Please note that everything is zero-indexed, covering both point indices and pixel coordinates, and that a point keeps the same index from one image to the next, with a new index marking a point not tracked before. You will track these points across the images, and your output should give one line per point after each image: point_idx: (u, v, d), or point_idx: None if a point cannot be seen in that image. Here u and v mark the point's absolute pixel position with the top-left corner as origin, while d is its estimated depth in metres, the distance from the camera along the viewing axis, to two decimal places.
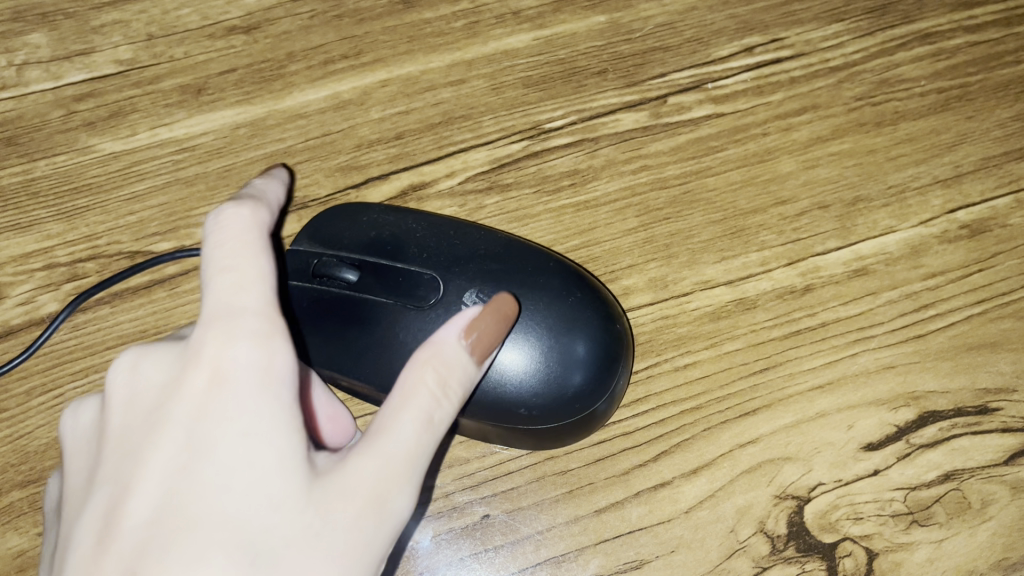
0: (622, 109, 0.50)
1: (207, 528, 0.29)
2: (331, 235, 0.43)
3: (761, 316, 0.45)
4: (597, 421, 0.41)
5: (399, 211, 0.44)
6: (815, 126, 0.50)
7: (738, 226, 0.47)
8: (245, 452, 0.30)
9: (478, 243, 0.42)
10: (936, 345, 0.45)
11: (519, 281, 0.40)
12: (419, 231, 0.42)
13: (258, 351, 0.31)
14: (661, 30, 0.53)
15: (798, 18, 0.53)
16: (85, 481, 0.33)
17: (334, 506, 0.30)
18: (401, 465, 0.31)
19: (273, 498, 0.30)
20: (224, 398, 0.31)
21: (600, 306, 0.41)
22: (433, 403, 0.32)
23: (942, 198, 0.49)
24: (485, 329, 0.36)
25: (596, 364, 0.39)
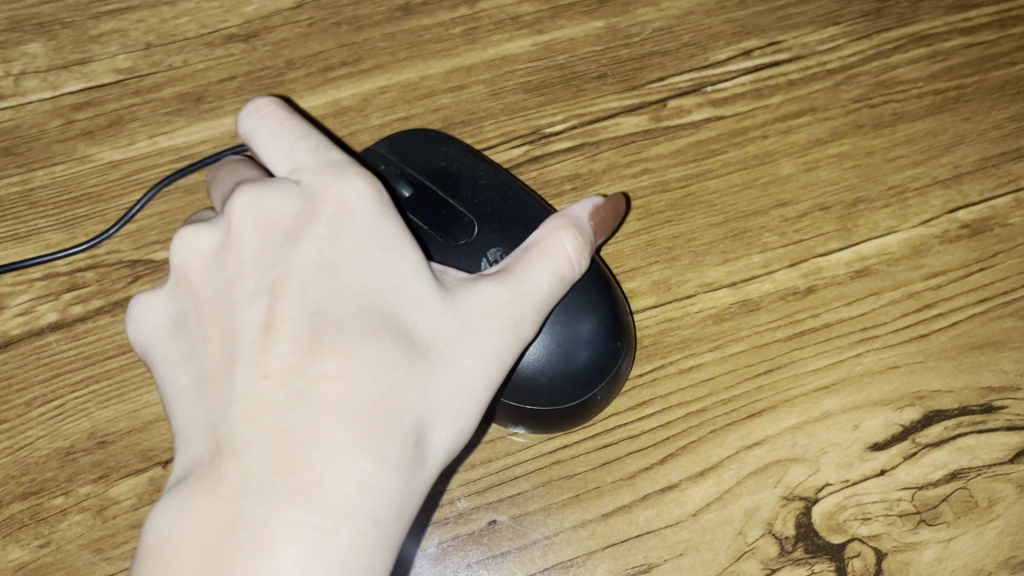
0: (621, 113, 0.50)
1: (373, 324, 0.32)
2: (407, 151, 0.45)
3: (764, 318, 0.45)
4: (569, 420, 0.41)
5: (479, 154, 0.45)
6: (814, 128, 0.51)
7: (740, 228, 0.47)
8: (390, 270, 0.34)
9: (525, 203, 0.42)
10: (940, 345, 0.45)
11: None
12: (483, 177, 0.43)
13: (373, 192, 0.36)
14: (659, 34, 0.53)
15: (795, 22, 0.54)
16: (212, 289, 0.34)
17: (482, 318, 0.34)
18: (532, 288, 0.35)
19: (421, 299, 0.34)
20: (357, 226, 0.35)
21: (610, 316, 0.41)
22: (567, 257, 0.37)
23: (941, 198, 0.49)
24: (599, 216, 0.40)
25: (595, 349, 0.40)
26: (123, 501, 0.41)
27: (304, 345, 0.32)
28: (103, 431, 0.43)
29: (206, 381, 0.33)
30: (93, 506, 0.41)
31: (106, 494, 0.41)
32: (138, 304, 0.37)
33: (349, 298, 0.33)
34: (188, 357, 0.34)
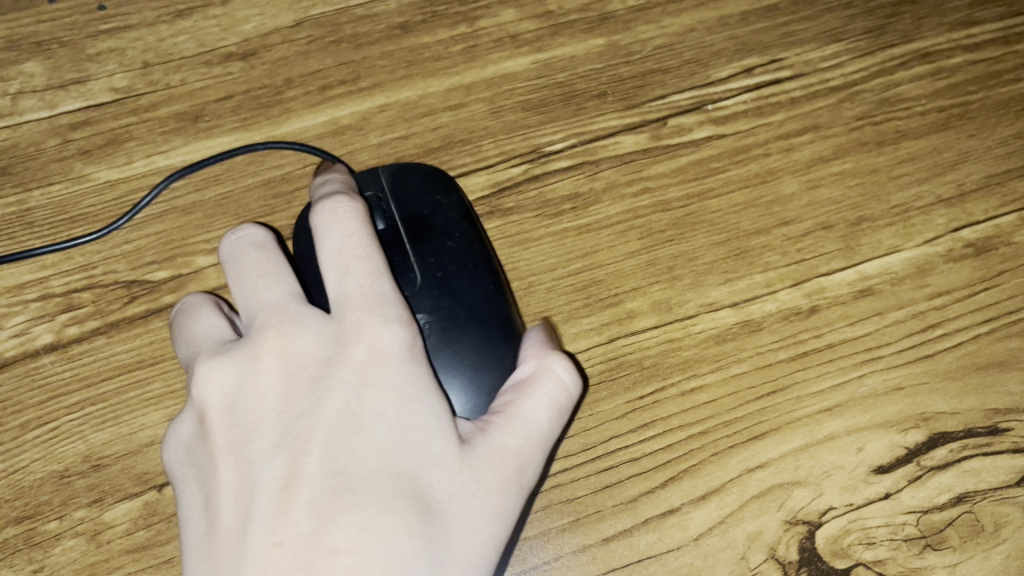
0: (622, 131, 0.50)
1: (389, 483, 0.33)
2: (399, 185, 0.44)
3: (767, 339, 0.45)
4: None
5: (468, 214, 0.44)
6: (816, 145, 0.50)
7: (741, 247, 0.47)
8: (414, 423, 0.34)
9: (473, 284, 0.42)
10: (945, 366, 0.45)
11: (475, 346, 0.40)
12: (449, 237, 0.43)
13: (406, 335, 0.36)
14: (660, 51, 0.52)
15: (798, 38, 0.53)
16: (230, 433, 0.35)
17: (492, 475, 0.34)
18: (533, 439, 0.36)
19: (441, 461, 0.34)
20: (386, 370, 0.35)
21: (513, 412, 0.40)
22: (554, 406, 0.37)
23: (946, 217, 0.48)
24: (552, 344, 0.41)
25: None
26: (118, 525, 0.41)
27: (322, 507, 0.33)
28: (98, 454, 0.42)
29: (222, 540, 0.33)
30: (88, 531, 0.41)
31: (101, 518, 0.41)
32: (174, 429, 0.38)
33: (370, 461, 0.33)
34: (204, 507, 0.35)
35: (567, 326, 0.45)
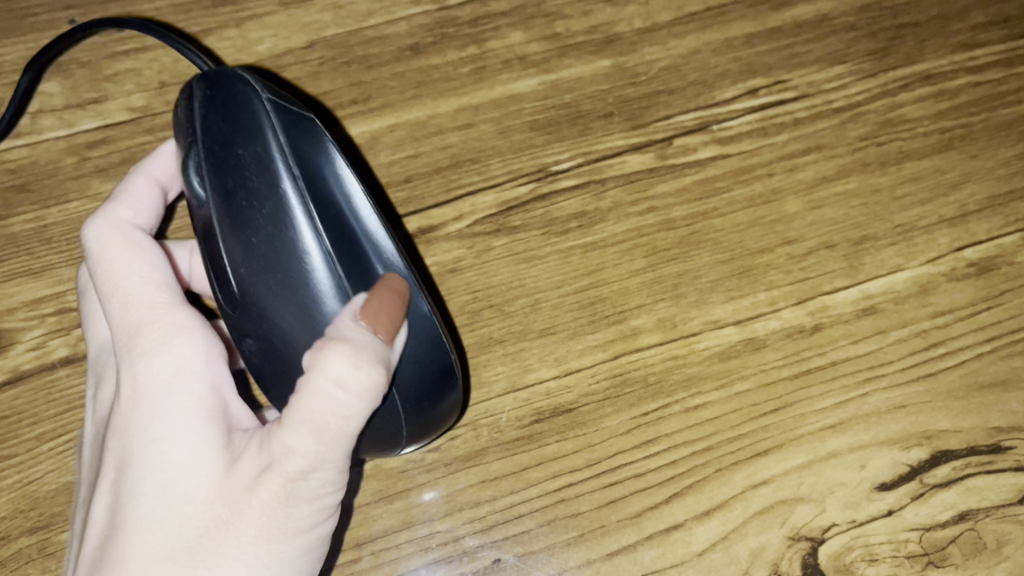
0: (628, 151, 0.50)
1: (134, 532, 0.33)
2: (249, 124, 0.36)
3: (770, 356, 0.46)
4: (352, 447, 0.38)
5: (329, 180, 0.36)
6: (820, 166, 0.51)
7: (745, 266, 0.48)
8: (161, 460, 0.34)
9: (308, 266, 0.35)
10: (947, 384, 0.45)
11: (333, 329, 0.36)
12: (263, 208, 0.35)
13: (158, 362, 0.36)
14: (666, 73, 0.53)
15: (801, 60, 0.54)
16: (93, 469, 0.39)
17: (240, 500, 0.33)
18: (319, 453, 0.33)
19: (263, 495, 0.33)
20: (139, 410, 0.35)
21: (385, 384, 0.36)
22: (341, 416, 0.33)
23: (948, 236, 0.49)
24: (376, 303, 0.34)
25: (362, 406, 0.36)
26: None
27: (96, 558, 0.34)
28: None
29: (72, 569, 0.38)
30: None
31: None
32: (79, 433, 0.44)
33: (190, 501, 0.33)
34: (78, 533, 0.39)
35: (572, 343, 0.46)
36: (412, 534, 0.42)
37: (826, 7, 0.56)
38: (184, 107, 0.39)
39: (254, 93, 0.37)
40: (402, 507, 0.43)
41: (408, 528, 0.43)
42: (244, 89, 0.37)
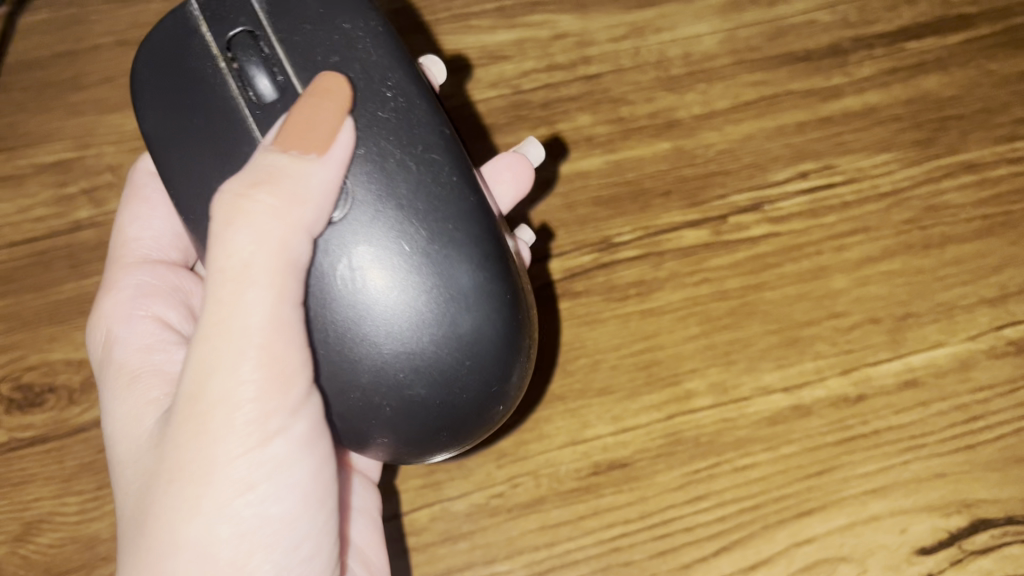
0: (684, 226, 0.54)
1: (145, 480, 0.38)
2: (274, 10, 0.42)
3: (815, 423, 0.48)
4: (429, 399, 0.38)
5: (389, 75, 0.41)
6: (866, 246, 0.54)
7: (794, 336, 0.51)
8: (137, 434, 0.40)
9: (389, 94, 0.40)
10: (986, 456, 0.47)
11: (423, 222, 0.38)
12: (335, 52, 0.41)
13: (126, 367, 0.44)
14: (721, 155, 0.57)
15: (850, 147, 0.57)
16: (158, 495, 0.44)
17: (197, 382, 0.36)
18: (242, 343, 0.35)
19: (194, 459, 0.36)
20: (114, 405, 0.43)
21: (495, 292, 0.39)
22: (274, 207, 0.35)
23: (989, 316, 0.52)
24: (305, 110, 0.38)
25: (474, 323, 0.38)
26: None
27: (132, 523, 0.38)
28: None
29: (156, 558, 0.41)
30: None
31: None
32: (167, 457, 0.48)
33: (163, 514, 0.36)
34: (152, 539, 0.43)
35: (629, 402, 0.49)
36: (475, 574, 0.46)
37: (874, 98, 0.59)
38: (160, 71, 0.42)
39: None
40: (465, 547, 0.46)
41: (471, 568, 0.46)
42: (198, 20, 0.42)
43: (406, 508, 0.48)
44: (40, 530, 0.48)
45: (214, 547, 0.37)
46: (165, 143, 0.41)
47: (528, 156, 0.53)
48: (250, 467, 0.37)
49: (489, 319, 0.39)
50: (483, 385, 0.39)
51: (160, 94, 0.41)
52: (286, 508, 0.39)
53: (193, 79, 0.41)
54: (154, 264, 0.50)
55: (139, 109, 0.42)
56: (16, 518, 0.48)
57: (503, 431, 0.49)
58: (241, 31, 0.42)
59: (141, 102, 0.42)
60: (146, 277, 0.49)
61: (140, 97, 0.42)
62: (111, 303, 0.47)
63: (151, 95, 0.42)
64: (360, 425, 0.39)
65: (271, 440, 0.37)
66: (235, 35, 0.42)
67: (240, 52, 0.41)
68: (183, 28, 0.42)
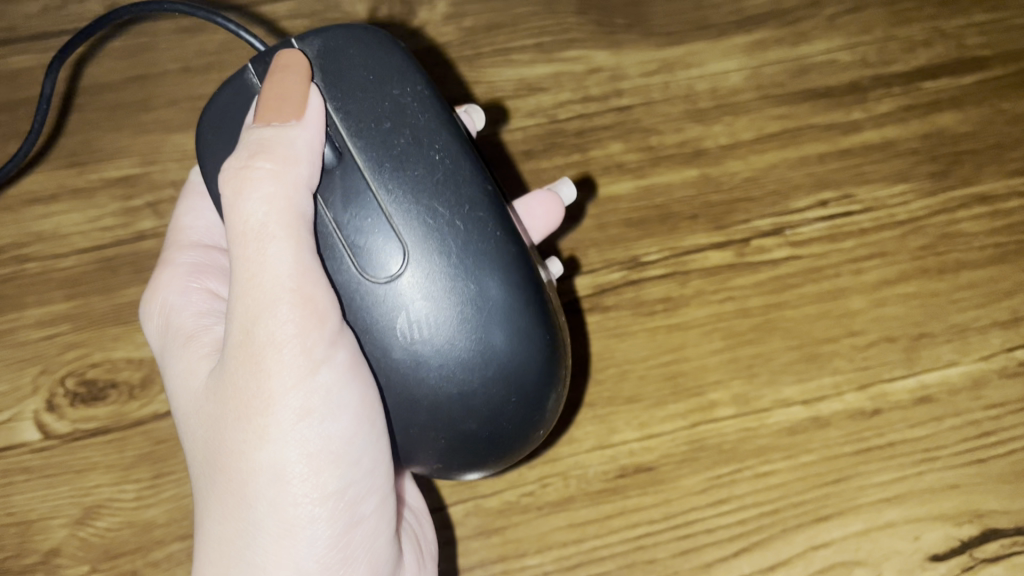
0: (710, 248, 0.57)
1: (211, 435, 0.42)
2: (331, 77, 0.43)
3: (833, 434, 0.51)
4: (478, 436, 0.41)
5: (436, 133, 0.42)
6: (882, 270, 0.57)
7: (814, 352, 0.54)
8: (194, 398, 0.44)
9: (437, 156, 0.41)
10: (998, 470, 0.50)
11: (473, 278, 0.40)
12: (386, 119, 0.42)
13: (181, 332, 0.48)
14: (746, 183, 0.60)
15: (869, 178, 0.60)
16: None
17: (240, 339, 0.39)
18: (277, 290, 0.38)
19: (256, 394, 0.39)
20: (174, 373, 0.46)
21: (539, 335, 0.41)
22: (273, 174, 0.39)
23: (1001, 337, 0.54)
24: (274, 85, 0.41)
25: (521, 366, 0.40)
26: None
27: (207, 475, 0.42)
28: None
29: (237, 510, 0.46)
30: None
31: None
32: None
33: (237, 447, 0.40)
34: None
35: (655, 410, 0.52)
36: (507, 567, 0.48)
37: (892, 133, 0.62)
38: (224, 134, 0.44)
39: (311, 62, 0.43)
40: (498, 541, 0.49)
41: (502, 561, 0.48)
42: (259, 90, 0.43)
43: (441, 503, 0.50)
44: (99, 514, 0.51)
45: (286, 471, 0.40)
46: None
47: (560, 197, 0.54)
48: (304, 398, 0.40)
49: (530, 360, 0.41)
50: (527, 418, 0.42)
51: (224, 160, 0.43)
52: (348, 430, 0.41)
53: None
54: (205, 248, 0.53)
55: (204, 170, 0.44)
56: (78, 503, 0.52)
57: None
58: None
59: (207, 164, 0.44)
60: (197, 257, 0.52)
61: (206, 161, 0.44)
62: (167, 277, 0.51)
63: (216, 155, 0.43)
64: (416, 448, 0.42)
65: (318, 370, 0.39)
66: None
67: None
68: (244, 94, 0.44)
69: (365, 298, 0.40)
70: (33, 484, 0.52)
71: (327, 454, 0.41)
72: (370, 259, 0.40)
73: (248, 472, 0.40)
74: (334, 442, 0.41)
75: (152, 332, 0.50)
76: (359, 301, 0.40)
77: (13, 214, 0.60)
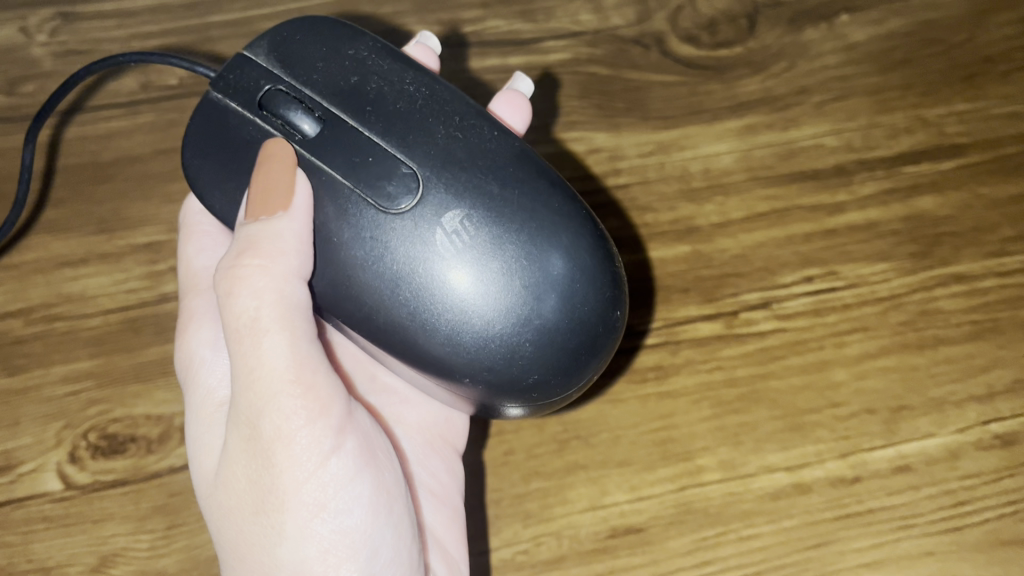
0: (700, 319, 0.60)
1: (234, 531, 0.46)
2: (287, 62, 0.49)
3: (814, 500, 0.55)
4: (560, 317, 0.44)
5: (401, 72, 0.49)
6: (864, 344, 0.60)
7: (797, 422, 0.57)
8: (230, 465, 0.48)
9: (412, 88, 0.48)
10: (973, 537, 0.54)
11: (495, 182, 0.45)
12: (352, 73, 0.48)
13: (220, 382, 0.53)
14: (735, 259, 0.63)
15: (853, 255, 0.63)
16: None
17: (249, 438, 0.44)
18: (275, 384, 0.43)
19: (271, 491, 0.44)
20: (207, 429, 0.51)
21: (572, 210, 0.47)
22: (258, 267, 0.44)
23: (976, 411, 0.58)
24: (269, 175, 0.46)
25: (569, 245, 0.45)
26: None
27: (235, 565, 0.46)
28: None
29: None
30: None
31: None
32: None
33: (259, 541, 0.45)
34: None
35: (646, 474, 0.55)
36: None
37: (875, 214, 0.65)
38: (208, 155, 0.48)
39: (264, 60, 0.50)
40: None
41: None
42: (226, 101, 0.49)
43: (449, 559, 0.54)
44: (114, 562, 0.55)
45: (307, 562, 0.45)
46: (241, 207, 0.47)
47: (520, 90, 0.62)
48: (317, 490, 0.45)
49: (570, 229, 0.46)
50: (588, 320, 0.45)
51: (215, 175, 0.48)
52: (359, 518, 0.46)
53: (246, 148, 0.48)
54: None
55: (200, 190, 0.49)
56: (94, 551, 0.55)
57: (529, 494, 0.54)
58: (265, 92, 0.48)
59: (206, 185, 0.48)
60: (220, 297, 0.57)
61: (212, 188, 0.48)
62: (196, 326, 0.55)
63: (213, 178, 0.48)
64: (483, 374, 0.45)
65: (326, 461, 0.44)
66: (261, 96, 0.48)
67: (274, 107, 0.48)
68: (215, 112, 0.49)
69: (408, 230, 0.44)
70: (52, 532, 0.55)
71: (344, 544, 0.45)
72: (392, 196, 0.45)
73: (271, 566, 0.45)
74: (350, 536, 0.45)
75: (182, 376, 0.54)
76: (403, 238, 0.44)
77: (44, 275, 0.63)
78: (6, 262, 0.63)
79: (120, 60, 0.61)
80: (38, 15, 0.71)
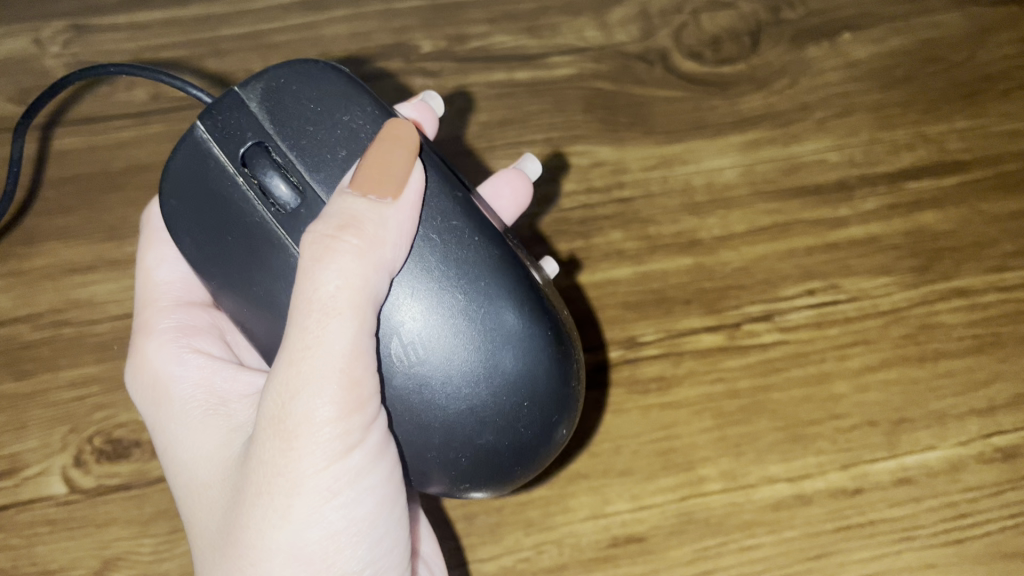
0: (702, 330, 0.60)
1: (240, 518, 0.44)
2: (275, 115, 0.47)
3: (815, 511, 0.55)
4: (507, 406, 0.44)
5: None
6: (866, 357, 0.60)
7: (798, 433, 0.57)
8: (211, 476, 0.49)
9: None
10: (974, 549, 0.54)
11: (455, 261, 0.44)
12: (342, 147, 0.46)
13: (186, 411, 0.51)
14: (738, 272, 0.63)
15: (854, 269, 0.64)
16: None
17: (282, 420, 0.42)
18: (327, 372, 0.41)
19: (285, 474, 0.43)
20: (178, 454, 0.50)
21: (531, 294, 0.46)
22: (347, 249, 0.41)
23: (978, 424, 0.58)
24: (378, 154, 0.44)
25: (523, 328, 0.44)
26: None
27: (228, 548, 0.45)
28: None
29: None
30: None
31: None
32: None
33: (258, 526, 0.43)
34: None
35: (647, 483, 0.55)
36: None
37: (877, 228, 0.66)
38: (184, 198, 0.48)
39: (256, 107, 0.48)
40: None
41: None
42: (209, 143, 0.47)
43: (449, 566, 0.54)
44: (118, 566, 0.55)
45: (305, 547, 0.44)
46: (211, 264, 0.47)
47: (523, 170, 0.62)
48: (333, 479, 0.43)
49: (526, 315, 0.45)
50: (552, 401, 0.45)
51: (189, 221, 0.47)
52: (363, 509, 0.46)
53: (221, 203, 0.47)
54: (186, 307, 0.57)
55: (173, 232, 0.48)
56: (97, 555, 0.55)
57: (531, 502, 0.55)
58: (249, 147, 0.47)
59: (178, 230, 0.48)
60: (180, 318, 0.56)
61: (182, 233, 0.48)
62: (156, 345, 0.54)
63: (185, 223, 0.47)
64: (442, 445, 0.44)
65: (350, 453, 0.43)
66: (245, 151, 0.47)
67: (254, 166, 0.46)
68: (196, 152, 0.48)
69: None
70: (56, 535, 0.56)
71: (342, 534, 0.45)
72: None
73: (265, 553, 0.44)
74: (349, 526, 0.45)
75: (150, 401, 0.53)
76: None
77: (52, 282, 0.63)
78: (13, 268, 0.64)
79: (105, 70, 0.60)
80: (51, 27, 0.72)
